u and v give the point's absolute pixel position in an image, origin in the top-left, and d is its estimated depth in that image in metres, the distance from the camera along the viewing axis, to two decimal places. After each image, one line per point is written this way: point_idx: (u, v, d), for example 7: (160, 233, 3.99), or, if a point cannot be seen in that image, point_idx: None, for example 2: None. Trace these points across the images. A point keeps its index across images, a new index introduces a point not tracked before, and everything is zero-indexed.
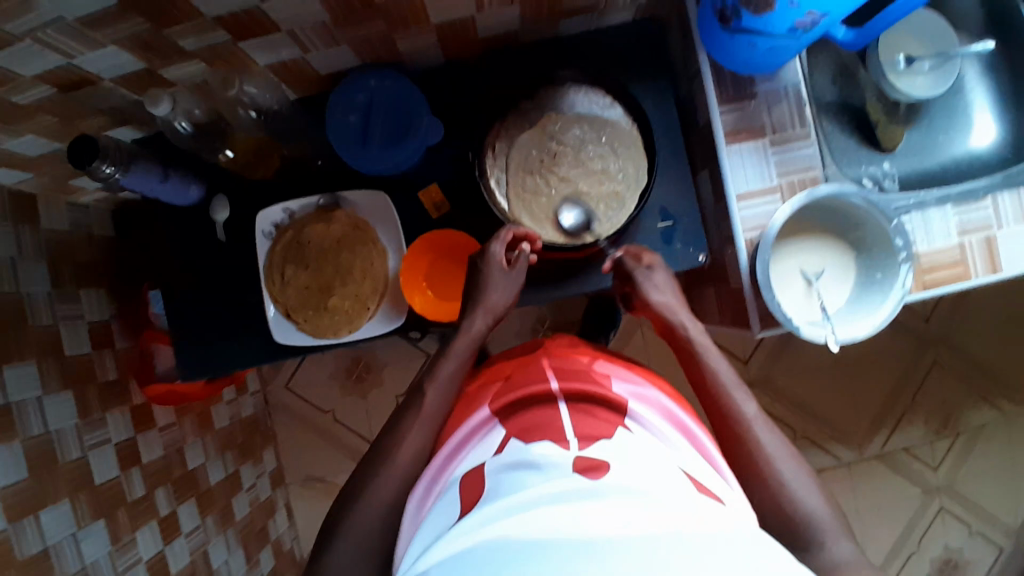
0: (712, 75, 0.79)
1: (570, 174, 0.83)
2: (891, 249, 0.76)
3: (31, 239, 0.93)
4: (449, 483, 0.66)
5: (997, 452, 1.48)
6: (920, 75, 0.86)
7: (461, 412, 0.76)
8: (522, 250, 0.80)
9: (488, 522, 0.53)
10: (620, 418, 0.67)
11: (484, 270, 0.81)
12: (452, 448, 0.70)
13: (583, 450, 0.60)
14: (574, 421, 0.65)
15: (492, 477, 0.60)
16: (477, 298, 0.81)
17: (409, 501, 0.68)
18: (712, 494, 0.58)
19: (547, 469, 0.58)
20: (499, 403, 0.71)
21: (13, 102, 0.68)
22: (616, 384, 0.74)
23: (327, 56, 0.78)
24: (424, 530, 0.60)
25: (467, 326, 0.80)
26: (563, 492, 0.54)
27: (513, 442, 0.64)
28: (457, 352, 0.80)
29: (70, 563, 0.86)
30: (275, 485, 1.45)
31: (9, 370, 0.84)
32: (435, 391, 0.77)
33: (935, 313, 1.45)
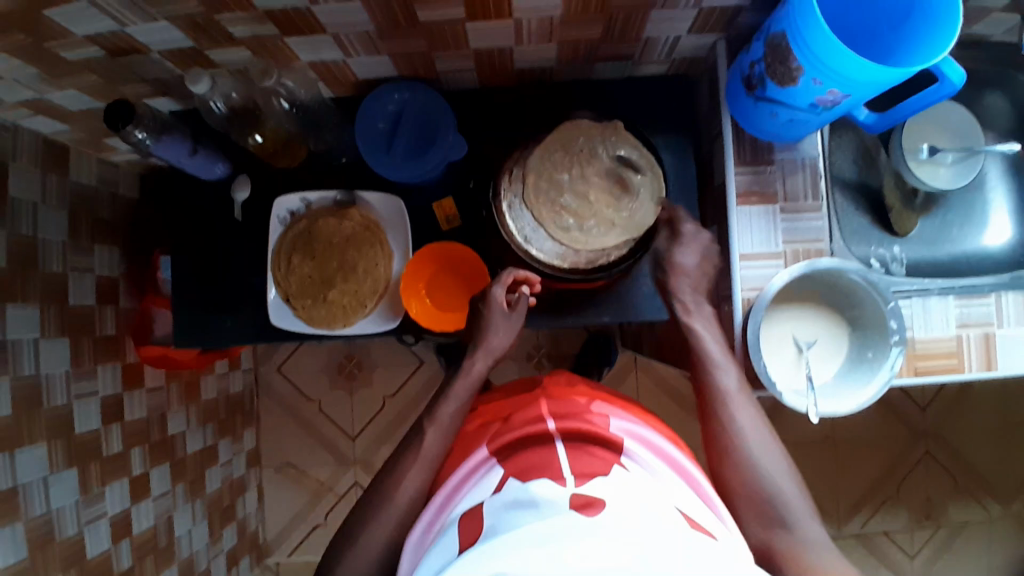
0: (734, 137, 0.81)
1: (585, 207, 0.82)
2: (886, 331, 0.77)
3: (57, 186, 0.97)
4: (452, 515, 0.68)
5: (975, 552, 1.46)
6: (944, 166, 0.90)
7: (464, 449, 0.78)
8: (523, 293, 0.83)
9: (484, 557, 0.54)
10: (616, 456, 0.68)
11: (485, 312, 0.84)
12: (453, 484, 0.72)
13: (581, 487, 0.61)
14: (571, 461, 0.67)
15: (492, 515, 0.61)
16: (477, 338, 0.84)
17: (412, 530, 0.71)
18: (705, 530, 0.60)
19: (542, 507, 0.59)
20: (497, 443, 0.72)
21: (63, 57, 0.72)
22: (614, 422, 0.74)
23: (368, 63, 0.81)
24: (426, 561, 0.61)
25: (467, 368, 0.83)
26: (558, 529, 0.55)
27: (513, 481, 0.65)
28: (458, 391, 0.83)
29: (35, 506, 0.88)
30: (250, 465, 1.46)
31: (12, 308, 0.87)
32: (436, 433, 0.79)
33: (932, 402, 1.44)
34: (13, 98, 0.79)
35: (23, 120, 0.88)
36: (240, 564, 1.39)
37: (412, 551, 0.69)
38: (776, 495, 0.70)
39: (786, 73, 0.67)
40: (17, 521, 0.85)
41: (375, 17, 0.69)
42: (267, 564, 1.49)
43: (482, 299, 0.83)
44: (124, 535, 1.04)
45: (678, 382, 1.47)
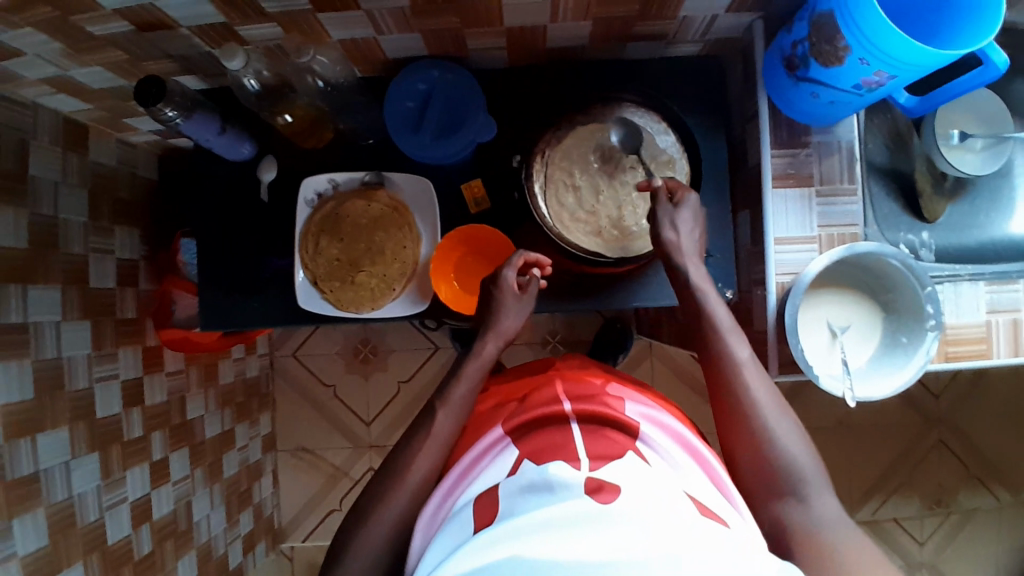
0: (770, 119, 0.80)
1: (618, 190, 0.83)
2: (921, 316, 0.76)
3: (77, 166, 0.95)
4: (462, 497, 0.67)
5: (986, 539, 1.46)
6: (972, 153, 0.88)
7: (476, 429, 0.77)
8: (533, 276, 0.83)
9: (497, 543, 0.54)
10: (632, 441, 0.67)
11: (498, 296, 0.82)
12: (465, 464, 0.71)
13: (595, 471, 0.61)
14: (586, 442, 0.66)
15: (507, 499, 0.61)
16: (488, 321, 0.82)
17: (424, 510, 0.71)
18: (715, 517, 0.59)
19: (558, 491, 0.59)
20: (510, 424, 0.72)
21: (89, 32, 0.70)
22: (628, 406, 0.73)
23: (399, 41, 0.80)
24: (437, 543, 0.62)
25: (478, 350, 0.81)
26: (575, 516, 0.55)
27: (525, 464, 0.65)
28: (470, 373, 0.81)
29: (58, 490, 0.87)
30: (265, 450, 1.45)
31: (35, 289, 0.86)
32: (447, 412, 0.78)
33: (946, 391, 1.45)
34: (36, 75, 0.77)
35: (43, 99, 0.86)
36: (256, 549, 1.39)
37: (423, 530, 0.69)
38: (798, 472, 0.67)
39: (831, 53, 0.66)
40: (38, 506, 0.84)
41: None
42: (282, 548, 1.49)
43: (494, 283, 0.82)
44: (144, 519, 1.03)
45: (694, 369, 1.46)
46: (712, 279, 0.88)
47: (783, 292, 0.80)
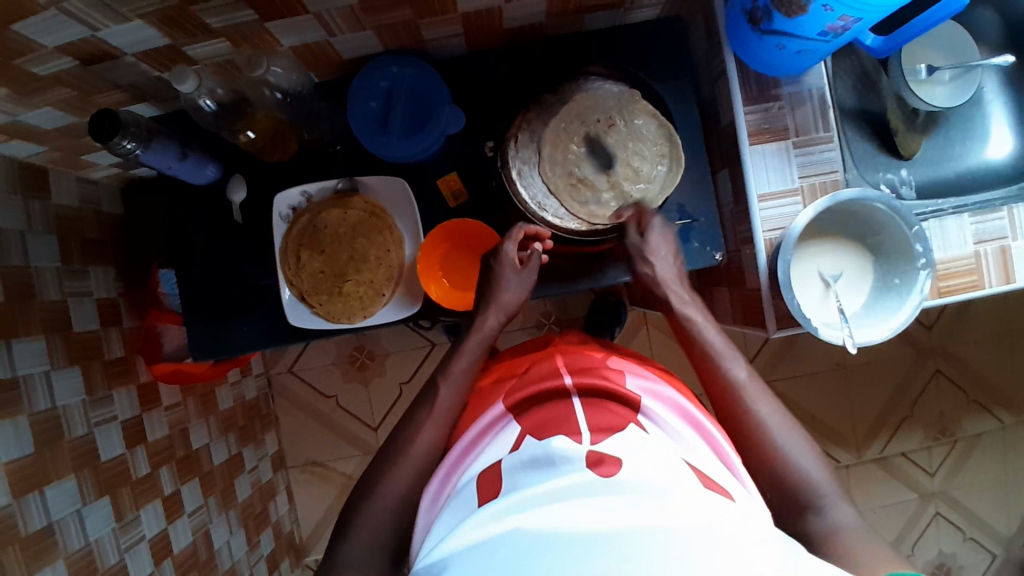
0: (738, 75, 0.79)
1: (611, 159, 0.81)
2: (911, 256, 0.76)
3: (40, 212, 0.92)
4: (464, 476, 0.67)
5: (993, 460, 1.49)
6: (940, 85, 0.87)
7: (475, 407, 0.77)
8: (534, 250, 0.82)
9: (500, 518, 0.54)
10: (632, 414, 0.67)
11: (497, 269, 0.82)
12: (467, 440, 0.71)
13: (596, 444, 0.61)
14: (588, 415, 0.66)
15: (509, 476, 0.61)
16: (488, 296, 0.82)
17: (427, 488, 0.70)
18: (719, 489, 0.59)
19: (560, 465, 0.59)
20: (512, 399, 0.71)
21: (33, 72, 0.68)
22: (629, 380, 0.73)
23: (353, 41, 0.77)
24: (442, 520, 0.62)
25: (479, 324, 0.82)
26: (576, 488, 0.55)
27: (529, 439, 0.64)
28: (470, 348, 0.82)
29: (73, 539, 0.86)
30: (276, 468, 1.45)
31: (16, 343, 0.84)
32: (447, 389, 0.78)
33: (938, 322, 1.47)
34: None
35: None
36: (281, 567, 1.39)
37: (428, 507, 0.69)
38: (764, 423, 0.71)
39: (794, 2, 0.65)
40: (56, 558, 0.83)
41: None
42: (308, 562, 1.49)
43: (493, 256, 0.82)
44: (165, 555, 1.03)
45: None
46: (699, 244, 0.88)
47: (772, 248, 0.80)
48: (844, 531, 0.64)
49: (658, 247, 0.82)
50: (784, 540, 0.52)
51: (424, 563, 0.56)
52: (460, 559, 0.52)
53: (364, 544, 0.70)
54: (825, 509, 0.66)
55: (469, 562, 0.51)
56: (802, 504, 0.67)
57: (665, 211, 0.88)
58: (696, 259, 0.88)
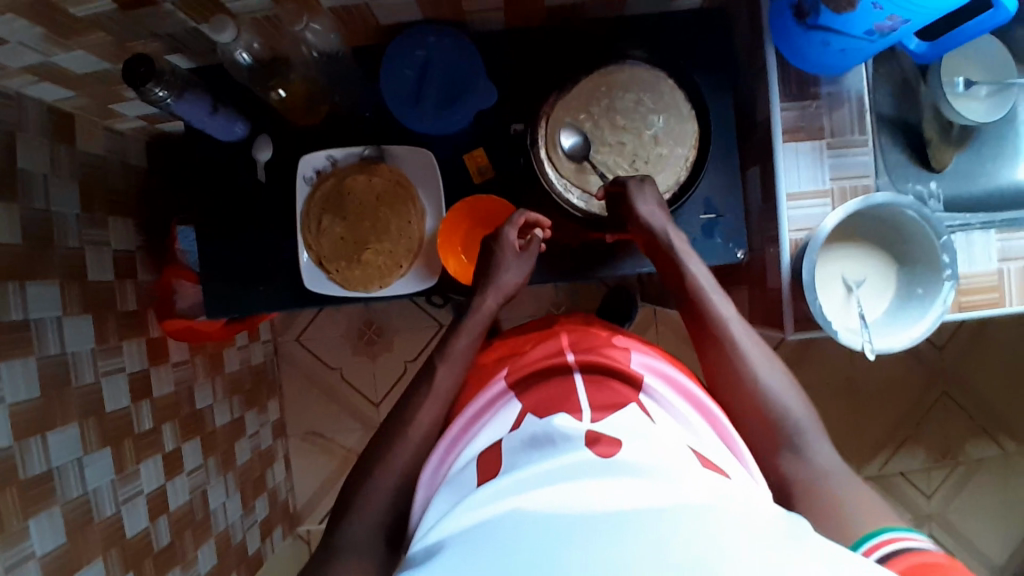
0: (778, 72, 0.78)
1: (628, 142, 0.82)
2: (937, 266, 0.75)
3: (65, 156, 0.92)
4: (464, 453, 0.67)
5: (992, 487, 1.48)
6: (977, 100, 0.86)
7: (477, 383, 0.77)
8: (534, 236, 0.84)
9: (496, 500, 0.53)
10: (635, 393, 0.67)
11: (498, 253, 0.83)
12: (467, 417, 0.71)
13: (596, 423, 0.61)
14: (590, 394, 0.66)
15: (510, 455, 0.60)
16: (488, 276, 0.83)
17: (426, 464, 0.70)
18: (717, 469, 0.58)
19: (562, 444, 0.58)
20: (515, 376, 0.72)
21: (71, 13, 0.68)
22: (634, 358, 0.73)
23: (393, 7, 0.77)
24: (443, 497, 0.62)
25: (477, 304, 0.82)
26: (574, 467, 0.54)
27: (530, 416, 0.65)
28: (470, 328, 0.81)
29: (73, 488, 0.86)
30: (276, 436, 1.45)
31: (32, 286, 0.84)
32: (447, 368, 0.78)
33: (951, 343, 1.46)
34: (17, 63, 0.74)
35: (25, 87, 0.83)
36: (274, 534, 1.39)
37: (427, 482, 0.69)
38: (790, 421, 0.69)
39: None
40: (53, 505, 0.83)
41: None
42: (300, 531, 1.49)
43: (494, 239, 0.83)
44: (161, 511, 1.03)
45: None
46: (723, 239, 0.87)
47: (797, 248, 0.79)
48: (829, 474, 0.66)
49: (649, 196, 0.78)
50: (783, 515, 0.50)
51: (421, 545, 0.54)
52: (454, 539, 0.51)
53: (366, 509, 0.69)
54: (803, 454, 0.68)
55: (464, 540, 0.50)
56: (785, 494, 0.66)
57: (691, 204, 0.87)
58: (719, 254, 0.87)
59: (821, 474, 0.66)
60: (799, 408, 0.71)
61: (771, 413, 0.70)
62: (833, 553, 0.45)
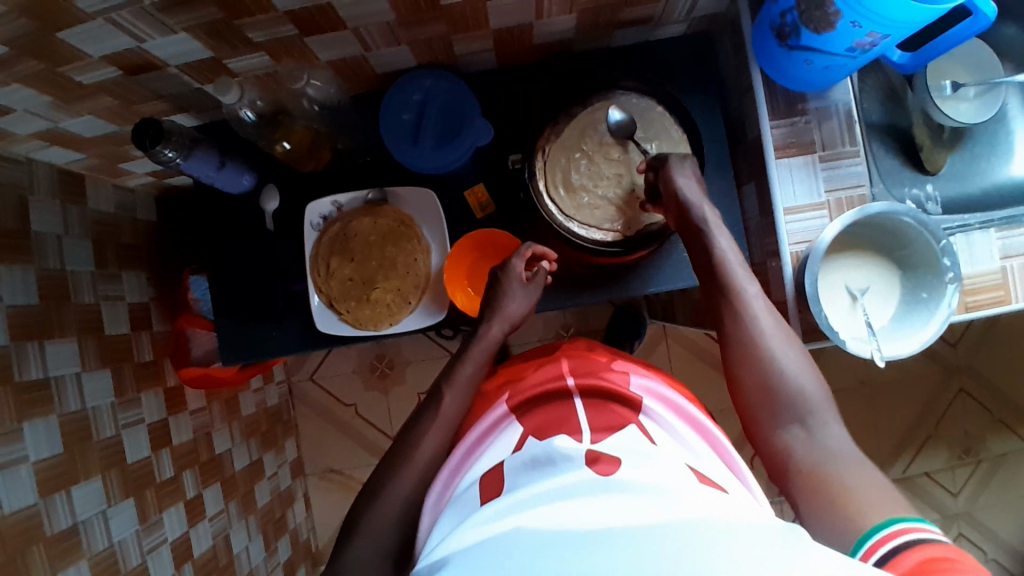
0: (765, 91, 0.80)
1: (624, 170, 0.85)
2: (938, 269, 0.76)
3: (77, 216, 0.95)
4: (465, 478, 0.68)
5: (1018, 482, 1.47)
6: (965, 102, 0.88)
7: (480, 408, 0.78)
8: (541, 268, 0.86)
9: (501, 518, 0.54)
10: (635, 415, 0.68)
11: (503, 282, 0.85)
12: (471, 442, 0.72)
13: (597, 443, 0.62)
14: (590, 415, 0.68)
15: (511, 476, 0.61)
16: (494, 306, 0.85)
17: (432, 488, 0.71)
18: (715, 485, 0.59)
19: (561, 464, 0.59)
20: (516, 399, 0.73)
21: (79, 81, 0.71)
22: (633, 380, 0.74)
23: (387, 55, 0.80)
24: (445, 519, 0.62)
25: (483, 332, 0.84)
26: (577, 485, 0.55)
27: (530, 440, 0.66)
28: (475, 355, 0.84)
29: (98, 540, 0.87)
30: (295, 475, 1.45)
31: (51, 344, 0.86)
32: (454, 394, 0.80)
33: (962, 339, 1.45)
34: (29, 131, 0.77)
35: (35, 153, 0.86)
36: (297, 574, 1.39)
37: (433, 507, 0.70)
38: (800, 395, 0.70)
39: (822, 19, 0.67)
40: (81, 558, 0.84)
41: (396, 5, 0.67)
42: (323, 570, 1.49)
43: (501, 269, 0.85)
44: (185, 558, 1.03)
45: (710, 348, 1.46)
46: None
47: (798, 262, 0.80)
48: (833, 452, 0.67)
49: (688, 172, 0.80)
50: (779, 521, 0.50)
51: (426, 561, 0.54)
52: (460, 555, 0.51)
53: (385, 546, 0.70)
54: (812, 433, 0.69)
55: (469, 554, 0.50)
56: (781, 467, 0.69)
57: None
58: None
59: (828, 455, 0.66)
60: (814, 389, 0.71)
61: (783, 389, 0.71)
62: (829, 559, 0.44)
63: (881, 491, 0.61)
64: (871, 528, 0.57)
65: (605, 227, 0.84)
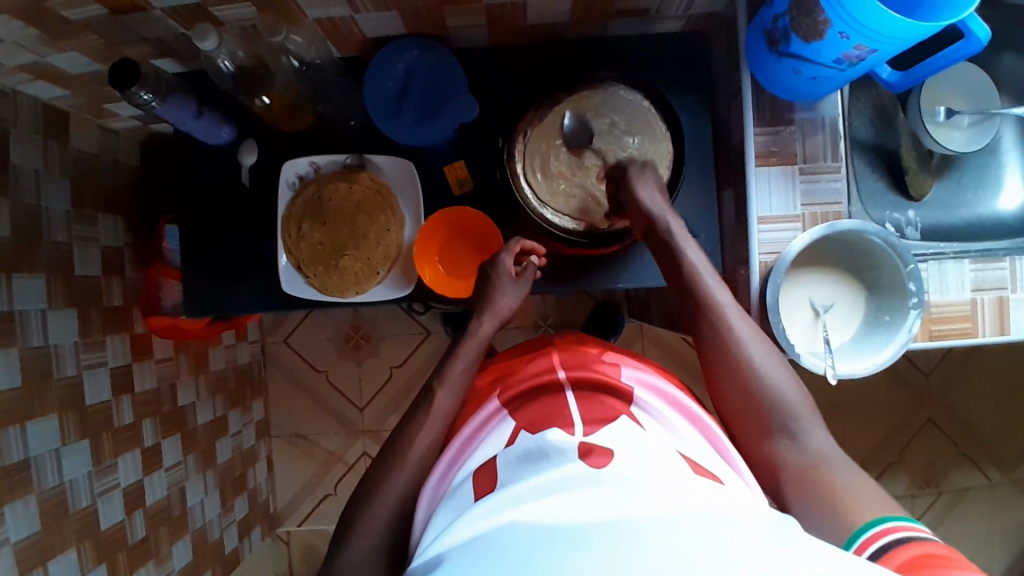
0: (752, 96, 0.79)
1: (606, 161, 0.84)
2: (904, 295, 0.76)
3: (58, 154, 0.95)
4: (462, 469, 0.66)
5: (976, 517, 1.47)
6: (958, 130, 0.86)
7: (477, 402, 0.77)
8: (529, 264, 0.85)
9: (496, 512, 0.52)
10: (625, 406, 0.66)
11: (493, 278, 0.83)
12: (467, 435, 0.71)
13: (588, 436, 0.60)
14: (580, 409, 0.65)
15: (505, 470, 0.59)
16: (484, 300, 0.83)
17: (427, 481, 0.70)
18: (709, 475, 0.57)
19: (554, 458, 0.57)
20: (508, 394, 0.71)
21: (64, 17, 0.69)
22: (624, 372, 0.72)
23: (377, 20, 0.79)
24: (442, 513, 0.60)
25: (472, 329, 0.82)
26: (570, 480, 0.53)
27: (524, 433, 0.63)
28: (466, 352, 0.81)
29: (48, 477, 0.87)
30: (259, 436, 1.46)
31: (18, 279, 0.86)
32: (448, 390, 0.77)
33: (936, 370, 1.45)
34: (12, 62, 0.76)
35: (21, 86, 0.85)
36: (252, 534, 1.40)
37: (428, 501, 0.68)
38: (779, 405, 0.68)
39: (811, 27, 0.66)
40: (29, 494, 0.84)
41: None
42: (279, 532, 1.50)
43: (490, 266, 0.84)
44: (137, 505, 1.04)
45: (683, 353, 1.46)
46: None
47: (766, 272, 0.80)
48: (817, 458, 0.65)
49: (648, 180, 0.79)
50: (777, 517, 0.49)
51: (420, 559, 0.53)
52: (454, 553, 0.49)
53: None
54: (798, 441, 0.67)
55: (464, 555, 0.48)
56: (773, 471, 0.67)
57: None
58: None
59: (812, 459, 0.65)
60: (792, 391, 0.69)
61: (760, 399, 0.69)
62: (826, 559, 0.43)
63: (870, 493, 0.60)
64: (863, 522, 0.57)
65: (579, 218, 0.84)
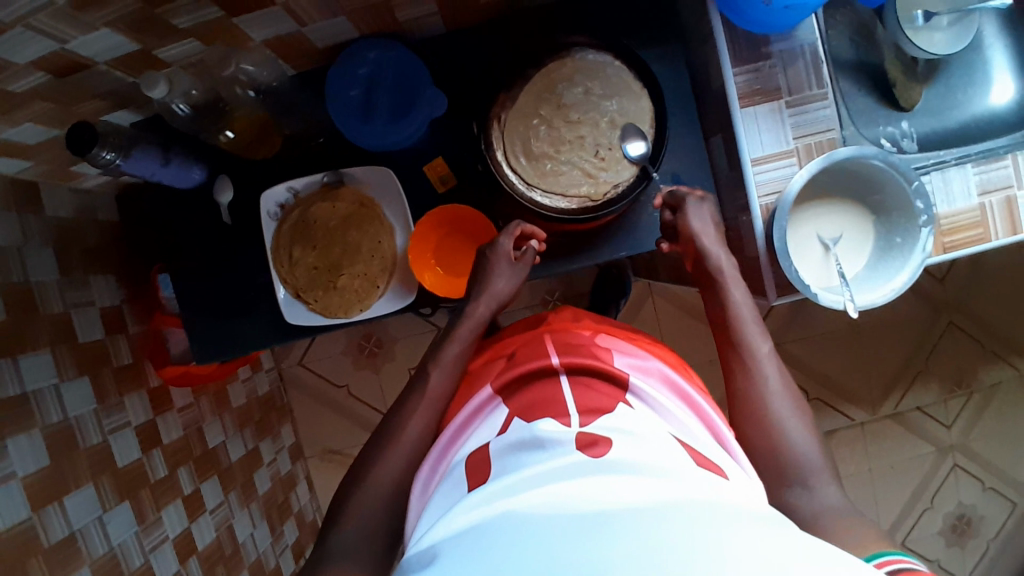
0: (726, 34, 0.76)
1: (584, 129, 0.81)
2: (912, 213, 0.74)
3: (36, 226, 0.93)
4: (455, 456, 0.65)
5: (1010, 410, 1.47)
6: (939, 31, 0.81)
7: (465, 388, 0.75)
8: (530, 247, 0.83)
9: (492, 502, 0.50)
10: (621, 394, 0.65)
11: (490, 260, 0.82)
12: (458, 423, 0.69)
13: (586, 427, 0.58)
14: (577, 396, 0.63)
15: (498, 459, 0.57)
16: (482, 282, 0.82)
17: (419, 473, 0.68)
18: (712, 468, 0.56)
19: (550, 447, 0.55)
20: (500, 380, 0.69)
21: (11, 91, 0.66)
22: (617, 359, 0.70)
23: (325, 29, 0.76)
24: (431, 507, 0.59)
25: (469, 311, 0.81)
26: (569, 468, 0.51)
27: (517, 421, 0.62)
28: (462, 334, 0.80)
29: (97, 545, 0.88)
30: (295, 459, 1.47)
31: (24, 359, 0.85)
32: (441, 371, 0.77)
33: (950, 273, 1.43)
34: None
35: None
36: (307, 554, 1.42)
37: (420, 493, 0.67)
38: (794, 449, 0.67)
39: None
40: (82, 565, 0.85)
41: None
42: None
43: (488, 248, 0.82)
44: (189, 553, 1.05)
45: (696, 301, 1.44)
46: None
47: (768, 214, 0.78)
48: (828, 505, 0.62)
49: (704, 212, 0.78)
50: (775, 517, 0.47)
51: (414, 549, 0.51)
52: (449, 543, 0.48)
53: None
54: (808, 484, 0.64)
55: (459, 544, 0.47)
56: (788, 488, 0.65)
57: (659, 180, 0.86)
58: None
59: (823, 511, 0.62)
60: (820, 460, 0.66)
61: (777, 432, 0.68)
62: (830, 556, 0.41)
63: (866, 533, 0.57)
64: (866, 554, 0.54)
65: (570, 194, 0.81)
